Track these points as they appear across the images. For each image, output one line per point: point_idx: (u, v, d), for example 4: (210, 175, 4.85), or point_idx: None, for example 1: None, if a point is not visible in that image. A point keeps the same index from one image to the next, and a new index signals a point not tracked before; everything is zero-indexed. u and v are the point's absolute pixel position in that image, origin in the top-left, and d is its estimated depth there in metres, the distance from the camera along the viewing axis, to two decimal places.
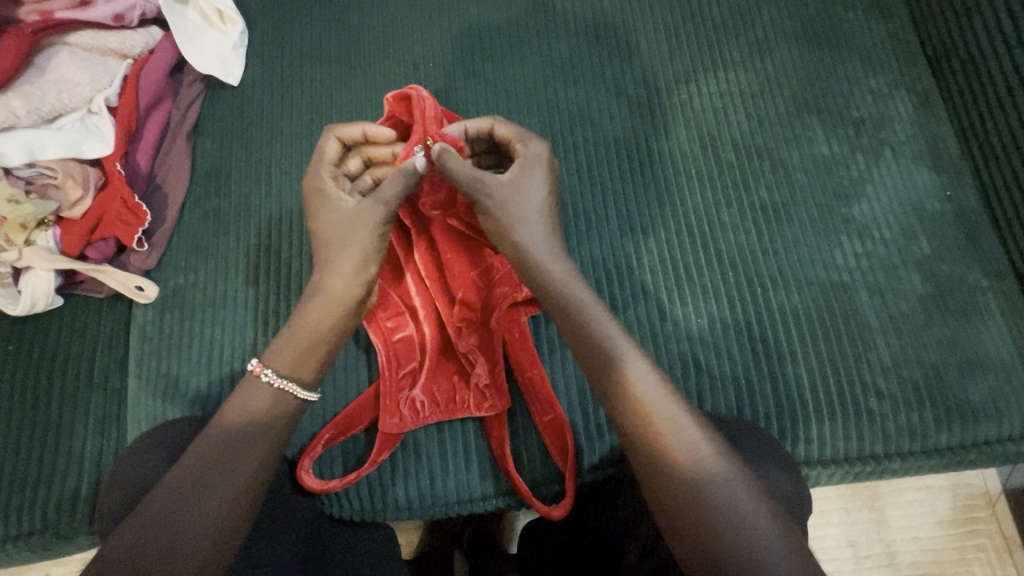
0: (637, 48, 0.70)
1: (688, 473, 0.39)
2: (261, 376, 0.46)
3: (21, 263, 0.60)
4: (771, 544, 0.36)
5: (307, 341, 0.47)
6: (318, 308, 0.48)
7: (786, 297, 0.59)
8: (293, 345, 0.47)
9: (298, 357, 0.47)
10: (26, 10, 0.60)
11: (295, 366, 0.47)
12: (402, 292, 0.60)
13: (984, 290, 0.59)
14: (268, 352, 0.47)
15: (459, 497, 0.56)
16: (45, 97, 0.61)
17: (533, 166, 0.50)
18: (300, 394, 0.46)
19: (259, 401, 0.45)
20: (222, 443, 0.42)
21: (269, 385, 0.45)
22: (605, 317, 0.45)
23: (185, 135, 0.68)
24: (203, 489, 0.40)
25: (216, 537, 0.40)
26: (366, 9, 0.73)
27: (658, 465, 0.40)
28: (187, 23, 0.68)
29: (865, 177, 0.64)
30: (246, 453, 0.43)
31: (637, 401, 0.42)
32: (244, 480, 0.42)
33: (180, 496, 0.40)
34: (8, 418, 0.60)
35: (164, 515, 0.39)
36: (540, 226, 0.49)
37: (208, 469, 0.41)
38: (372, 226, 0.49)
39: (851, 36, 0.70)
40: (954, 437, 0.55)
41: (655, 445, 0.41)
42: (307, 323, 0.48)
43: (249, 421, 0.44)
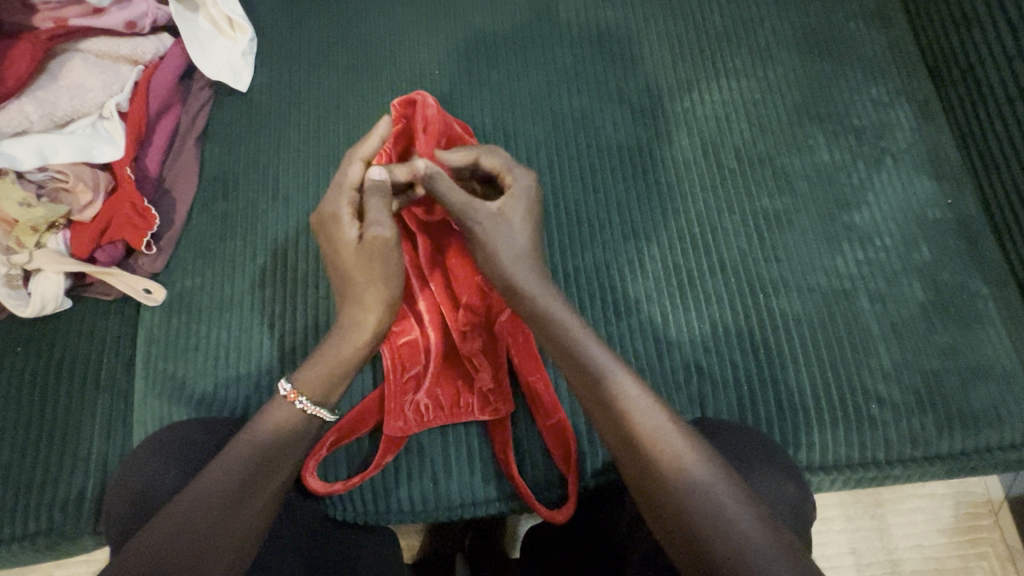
0: (640, 57, 0.71)
1: (677, 476, 0.40)
2: (294, 403, 0.46)
3: (31, 266, 0.60)
4: (758, 546, 0.36)
5: (334, 370, 0.48)
6: (350, 337, 0.49)
7: (788, 303, 0.60)
8: (324, 369, 0.48)
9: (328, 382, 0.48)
10: (41, 16, 0.61)
11: (327, 392, 0.48)
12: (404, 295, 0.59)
13: (985, 297, 0.60)
14: (297, 375, 0.47)
15: (462, 500, 0.56)
16: (58, 102, 0.61)
17: (519, 189, 0.51)
18: (324, 416, 0.48)
19: (286, 418, 0.46)
20: (251, 454, 0.44)
21: (302, 412, 0.46)
22: (580, 330, 0.46)
23: (194, 140, 0.69)
24: (234, 499, 0.41)
25: (244, 543, 0.41)
26: (373, 17, 0.74)
27: (644, 474, 0.41)
28: (197, 29, 0.69)
29: (867, 184, 0.65)
30: (274, 465, 0.44)
31: (618, 413, 0.43)
32: (270, 493, 0.43)
33: (211, 503, 0.41)
34: (16, 417, 0.60)
35: (194, 522, 0.39)
36: (527, 240, 0.50)
37: (238, 479, 0.42)
38: (392, 256, 0.50)
39: (852, 46, 0.71)
40: (956, 444, 0.55)
41: (639, 455, 0.41)
42: (334, 352, 0.48)
43: (276, 437, 0.45)
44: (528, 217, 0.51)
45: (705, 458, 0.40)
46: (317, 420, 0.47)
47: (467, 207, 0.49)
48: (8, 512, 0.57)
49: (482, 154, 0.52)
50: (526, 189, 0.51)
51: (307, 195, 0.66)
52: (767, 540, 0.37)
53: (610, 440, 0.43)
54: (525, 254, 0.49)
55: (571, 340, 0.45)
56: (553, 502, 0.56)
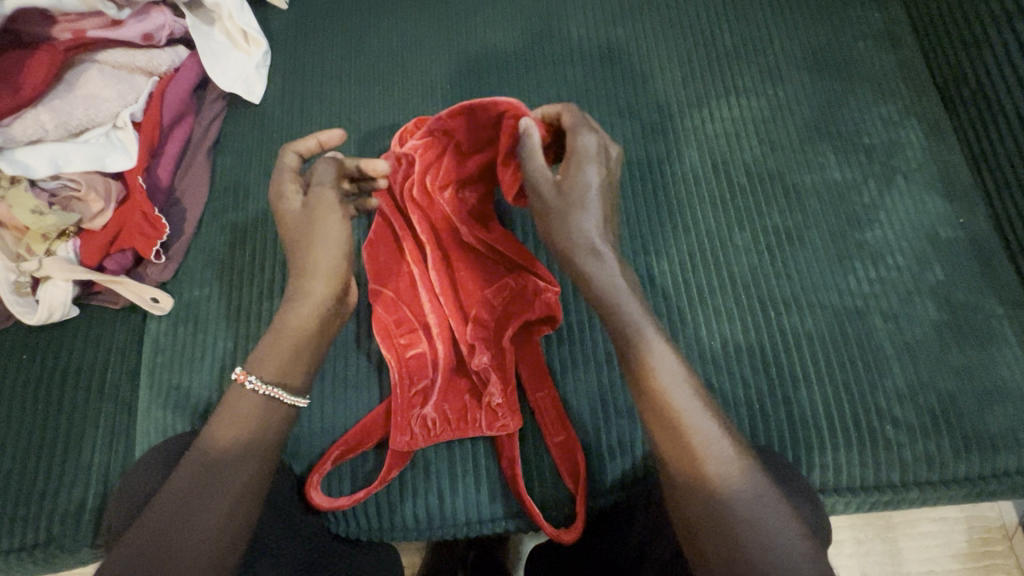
0: (650, 74, 0.71)
1: (715, 473, 0.39)
2: (245, 384, 0.46)
3: (40, 273, 0.61)
4: (792, 559, 0.37)
5: (292, 344, 0.48)
6: (299, 309, 0.48)
7: (799, 321, 0.59)
8: (279, 349, 0.47)
9: (285, 363, 0.47)
10: (60, 27, 0.60)
11: (283, 372, 0.47)
12: (413, 307, 0.59)
13: (1000, 318, 0.59)
14: (252, 360, 0.47)
15: (467, 518, 0.55)
16: (74, 112, 0.62)
17: (586, 158, 0.50)
18: (286, 398, 0.47)
19: (249, 407, 0.45)
20: (217, 450, 0.43)
21: (256, 393, 0.46)
22: (638, 313, 0.45)
23: (206, 151, 0.69)
24: (200, 497, 0.41)
25: (218, 540, 0.40)
26: (386, 31, 0.75)
27: (686, 473, 0.40)
28: (212, 42, 0.70)
29: (878, 202, 0.64)
30: (240, 459, 0.43)
31: (668, 406, 0.42)
32: (236, 488, 0.42)
33: (179, 505, 0.40)
34: (18, 426, 0.60)
35: (164, 525, 0.40)
36: (593, 214, 0.48)
37: (204, 477, 0.42)
38: (326, 222, 0.50)
39: (861, 66, 0.71)
40: (973, 467, 0.54)
41: (686, 453, 0.40)
42: (288, 328, 0.48)
43: (242, 430, 0.44)
44: (597, 189, 0.49)
45: (741, 454, 0.40)
46: (283, 404, 0.47)
47: (542, 170, 0.50)
48: (6, 523, 0.57)
49: (562, 112, 0.53)
50: (592, 155, 0.50)
51: None
52: (802, 554, 0.37)
53: (651, 423, 0.42)
54: (592, 229, 0.48)
55: (630, 323, 0.44)
56: (560, 522, 0.55)
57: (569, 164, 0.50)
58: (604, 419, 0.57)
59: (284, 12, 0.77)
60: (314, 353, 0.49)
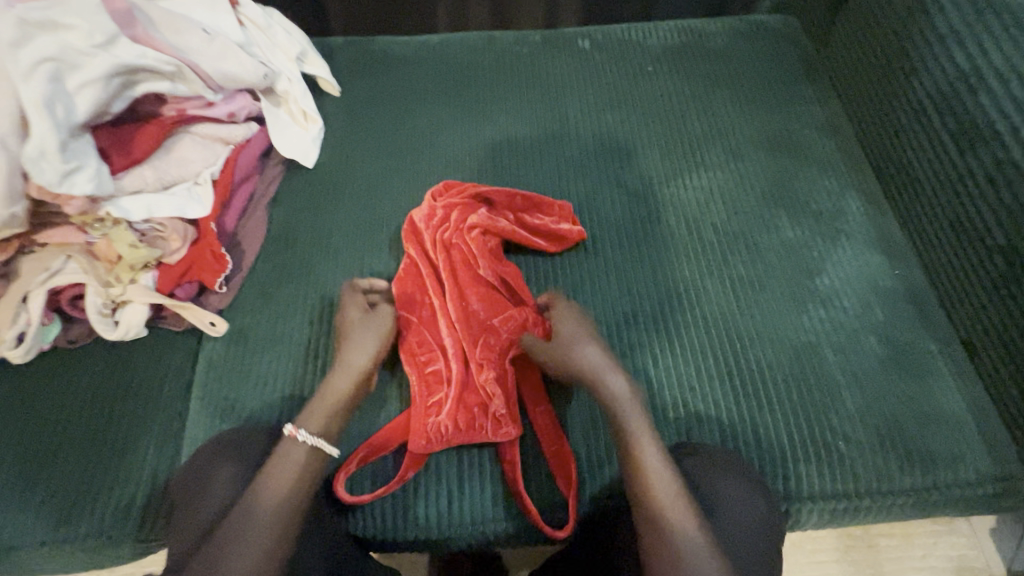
0: (634, 152, 0.87)
1: (668, 509, 0.51)
2: (294, 436, 0.57)
3: (122, 298, 0.72)
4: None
5: (331, 408, 0.60)
6: (339, 387, 0.62)
7: (762, 352, 0.69)
8: (319, 412, 0.60)
9: (324, 422, 0.59)
10: (169, 107, 0.75)
11: (320, 425, 0.59)
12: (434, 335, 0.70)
13: (935, 353, 0.68)
14: (299, 419, 0.59)
15: (472, 518, 0.62)
16: (168, 169, 0.75)
17: None
18: (325, 449, 0.58)
19: (296, 448, 0.57)
20: (268, 481, 0.54)
21: (302, 442, 0.57)
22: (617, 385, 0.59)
23: (264, 205, 0.84)
24: (254, 516, 0.51)
25: (268, 551, 0.49)
26: (419, 115, 0.93)
27: (648, 505, 0.52)
28: (278, 119, 0.86)
29: (827, 256, 0.76)
30: (284, 487, 0.53)
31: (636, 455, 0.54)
32: (283, 507, 0.52)
33: (236, 525, 0.50)
34: (82, 428, 0.69)
35: (223, 541, 0.49)
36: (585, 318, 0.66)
37: (257, 499, 0.52)
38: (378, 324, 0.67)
39: (808, 148, 0.86)
40: (919, 480, 0.61)
41: (648, 491, 0.52)
42: (328, 396, 0.61)
43: (290, 466, 0.55)
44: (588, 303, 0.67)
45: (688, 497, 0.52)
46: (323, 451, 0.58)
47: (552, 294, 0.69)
48: (63, 514, 0.64)
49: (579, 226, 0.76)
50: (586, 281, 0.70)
51: (356, 252, 0.80)
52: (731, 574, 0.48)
53: (624, 468, 0.55)
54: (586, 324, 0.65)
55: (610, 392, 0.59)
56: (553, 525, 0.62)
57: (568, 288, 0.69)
58: (593, 431, 0.65)
59: (337, 99, 0.95)
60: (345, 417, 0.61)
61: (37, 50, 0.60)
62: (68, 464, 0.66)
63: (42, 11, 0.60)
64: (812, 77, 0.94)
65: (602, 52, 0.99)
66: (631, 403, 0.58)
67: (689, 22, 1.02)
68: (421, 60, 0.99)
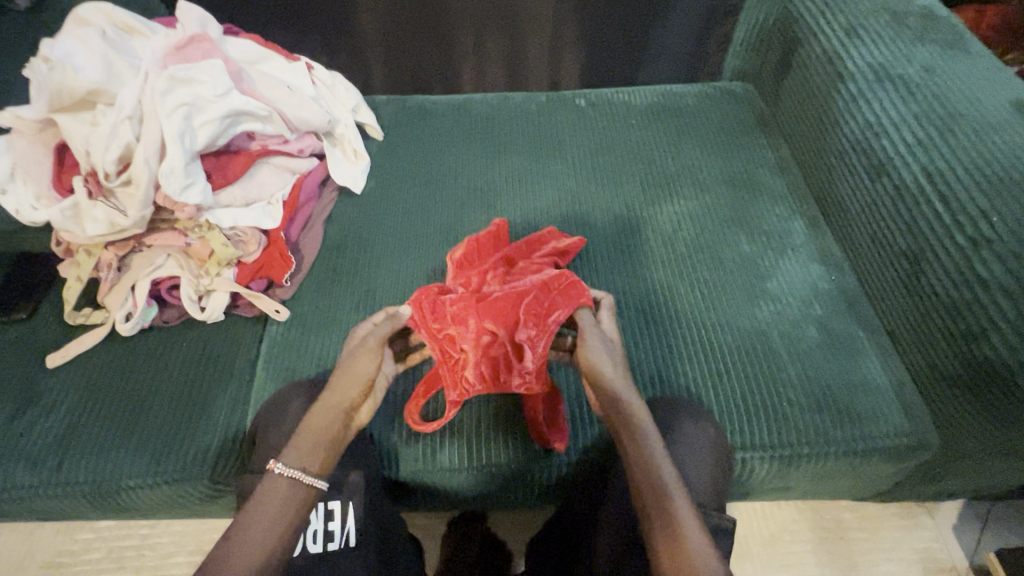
0: (621, 185, 1.08)
1: (676, 512, 0.53)
2: (274, 468, 0.55)
3: (210, 287, 0.90)
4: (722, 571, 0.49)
5: (312, 439, 0.58)
6: (323, 417, 0.60)
7: (721, 336, 0.86)
8: (304, 443, 0.58)
9: (308, 453, 0.57)
10: (255, 143, 0.96)
11: (304, 459, 0.57)
12: (455, 304, 0.71)
13: (863, 339, 0.85)
14: (283, 452, 0.58)
15: (486, 462, 0.78)
16: (251, 189, 0.94)
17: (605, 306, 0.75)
18: (307, 477, 0.55)
19: (292, 457, 0.57)
20: (265, 490, 0.54)
21: (281, 474, 0.55)
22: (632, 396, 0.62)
23: (320, 221, 1.04)
24: (248, 520, 0.52)
25: (262, 553, 0.49)
26: (447, 156, 1.14)
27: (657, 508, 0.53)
28: (334, 155, 1.07)
29: (777, 265, 0.94)
30: (278, 493, 0.54)
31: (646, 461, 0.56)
32: (273, 513, 0.52)
33: (235, 528, 0.51)
34: (171, 389, 0.84)
35: (220, 546, 0.49)
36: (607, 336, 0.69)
37: (254, 506, 0.53)
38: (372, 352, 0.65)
39: (762, 183, 1.07)
40: (848, 434, 0.75)
41: (657, 493, 0.54)
42: (310, 426, 0.60)
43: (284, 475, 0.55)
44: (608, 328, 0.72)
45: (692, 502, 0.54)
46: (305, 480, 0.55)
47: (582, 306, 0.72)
48: (154, 454, 0.78)
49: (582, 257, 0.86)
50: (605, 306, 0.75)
51: (395, 258, 0.99)
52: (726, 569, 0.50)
53: (632, 473, 0.56)
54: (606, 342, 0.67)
55: (623, 402, 0.61)
56: (556, 467, 0.78)
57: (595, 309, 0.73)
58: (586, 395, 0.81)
59: (380, 141, 1.17)
60: (333, 449, 0.59)
61: (179, 98, 0.82)
62: (160, 415, 0.82)
63: (184, 70, 0.83)
64: (765, 130, 1.16)
65: (596, 109, 1.22)
66: (646, 417, 0.61)
67: (666, 87, 1.26)
68: (448, 113, 1.22)
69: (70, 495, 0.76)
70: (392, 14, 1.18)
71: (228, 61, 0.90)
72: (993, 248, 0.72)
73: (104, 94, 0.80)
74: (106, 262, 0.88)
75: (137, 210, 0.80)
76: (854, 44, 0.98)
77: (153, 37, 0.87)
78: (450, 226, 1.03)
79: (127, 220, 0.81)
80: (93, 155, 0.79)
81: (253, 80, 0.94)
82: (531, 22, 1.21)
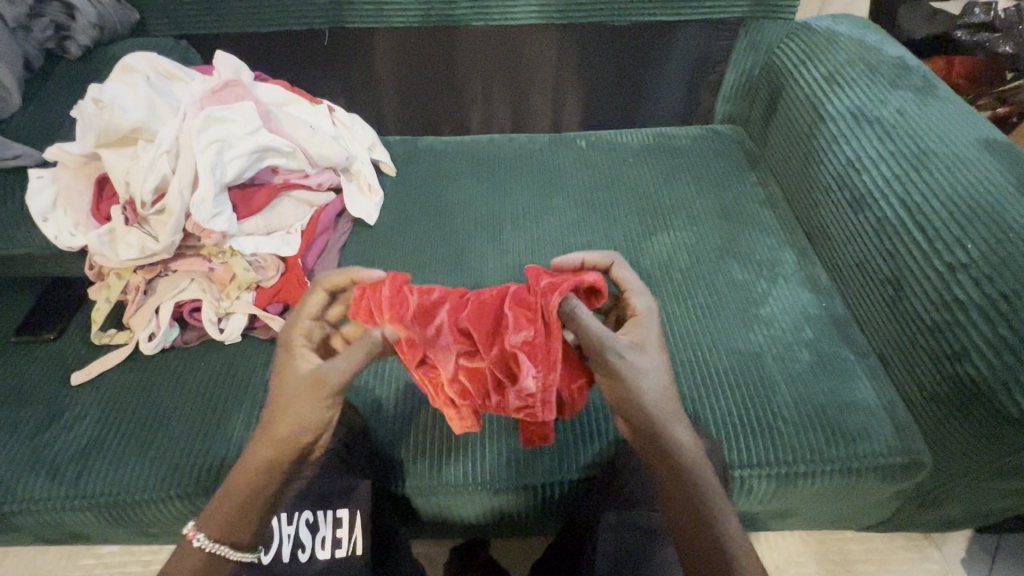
0: (618, 218, 1.14)
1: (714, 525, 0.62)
2: (193, 539, 0.64)
3: (229, 309, 0.95)
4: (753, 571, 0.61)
5: (229, 510, 0.64)
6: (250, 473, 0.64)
7: (716, 358, 0.89)
8: (221, 516, 0.64)
9: (224, 527, 0.64)
10: (278, 177, 1.03)
11: (221, 534, 0.64)
12: (432, 324, 0.67)
13: (853, 361, 0.88)
14: (203, 520, 0.65)
15: (488, 480, 0.79)
16: (272, 219, 1.00)
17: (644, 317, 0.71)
18: (229, 553, 0.65)
19: (212, 529, 0.64)
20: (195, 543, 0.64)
21: (201, 548, 0.64)
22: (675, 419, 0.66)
23: (334, 251, 1.09)
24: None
25: None
26: (455, 190, 1.22)
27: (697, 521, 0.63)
28: (350, 190, 1.14)
29: (769, 292, 0.99)
30: (202, 556, 0.64)
31: (687, 479, 0.64)
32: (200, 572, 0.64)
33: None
34: (186, 405, 0.87)
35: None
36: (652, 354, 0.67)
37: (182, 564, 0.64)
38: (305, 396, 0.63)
39: (752, 216, 1.13)
40: (842, 452, 0.78)
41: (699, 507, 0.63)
42: (232, 488, 0.65)
43: (209, 542, 0.64)
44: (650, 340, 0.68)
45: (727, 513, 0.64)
46: (223, 555, 0.65)
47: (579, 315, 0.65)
48: (167, 468, 0.81)
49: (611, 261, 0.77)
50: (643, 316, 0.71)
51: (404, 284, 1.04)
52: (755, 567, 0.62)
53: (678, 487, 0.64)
54: (642, 362, 0.65)
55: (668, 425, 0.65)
56: (559, 483, 0.79)
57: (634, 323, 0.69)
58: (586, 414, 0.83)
59: (393, 177, 1.24)
60: (247, 520, 0.65)
61: (212, 135, 0.90)
62: (175, 431, 0.84)
63: (219, 110, 0.91)
64: (755, 168, 1.24)
65: (595, 149, 1.30)
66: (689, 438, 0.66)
67: (661, 130, 1.35)
68: (457, 153, 1.31)
69: (86, 506, 0.79)
70: (408, 64, 1.29)
71: (258, 103, 0.99)
72: (969, 271, 0.76)
73: (146, 131, 0.88)
74: (134, 285, 0.94)
75: (168, 235, 0.86)
76: (832, 90, 1.06)
77: (193, 82, 0.97)
78: (458, 255, 1.09)
79: (158, 245, 0.87)
80: (132, 185, 0.86)
81: (279, 121, 1.03)
82: (535, 72, 1.32)
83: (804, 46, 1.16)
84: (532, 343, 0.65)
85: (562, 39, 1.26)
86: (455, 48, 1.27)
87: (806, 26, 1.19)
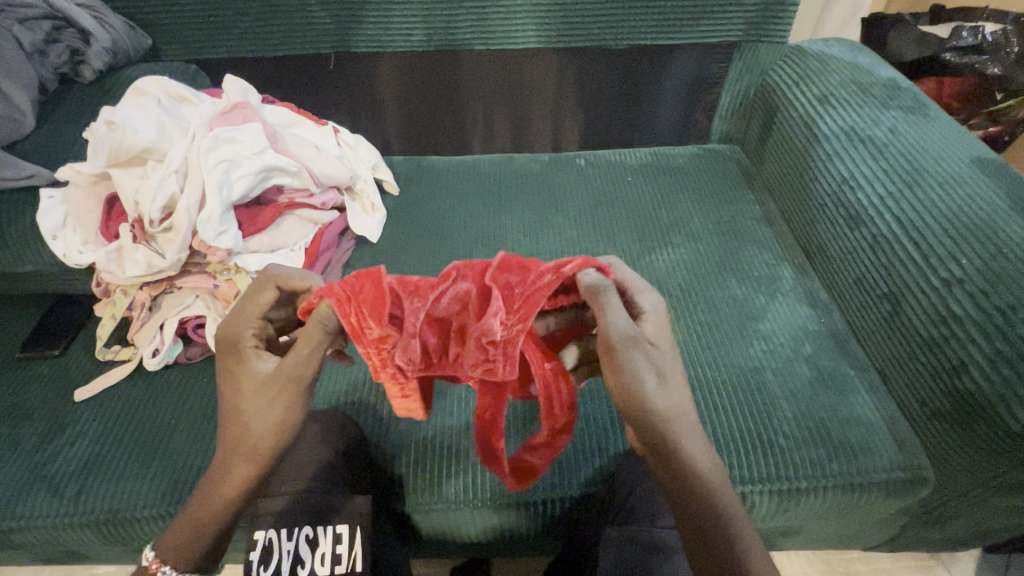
0: (617, 235, 1.15)
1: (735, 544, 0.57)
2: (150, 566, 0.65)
3: None
4: None
5: (184, 529, 0.64)
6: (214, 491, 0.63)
7: (717, 373, 0.89)
8: (177, 534, 0.65)
9: (179, 545, 0.65)
10: (284, 196, 1.05)
11: (171, 554, 0.65)
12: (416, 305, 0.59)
13: (853, 376, 0.88)
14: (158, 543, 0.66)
15: (490, 497, 0.79)
16: (278, 238, 1.02)
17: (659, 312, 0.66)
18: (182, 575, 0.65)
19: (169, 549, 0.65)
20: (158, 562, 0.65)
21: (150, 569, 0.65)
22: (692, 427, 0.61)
23: (337, 268, 1.11)
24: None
25: None
26: (457, 208, 1.24)
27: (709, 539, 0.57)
28: (353, 208, 1.16)
29: (767, 307, 0.99)
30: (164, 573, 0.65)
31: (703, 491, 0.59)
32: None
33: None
34: (189, 421, 0.88)
35: None
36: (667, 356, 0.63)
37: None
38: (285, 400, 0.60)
39: (750, 233, 1.14)
40: (844, 467, 0.77)
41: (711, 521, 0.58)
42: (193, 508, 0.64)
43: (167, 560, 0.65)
44: (663, 337, 0.64)
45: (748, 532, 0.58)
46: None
47: (606, 306, 0.60)
48: (168, 484, 0.80)
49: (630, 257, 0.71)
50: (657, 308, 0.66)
51: None
52: None
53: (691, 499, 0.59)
54: (659, 363, 0.61)
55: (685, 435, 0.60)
56: (561, 500, 0.79)
57: (654, 322, 0.64)
58: (587, 430, 0.84)
59: (396, 196, 1.26)
60: (197, 540, 0.64)
61: (221, 155, 0.92)
62: (177, 447, 0.84)
63: (227, 131, 0.94)
64: (752, 186, 1.25)
65: (595, 168, 1.32)
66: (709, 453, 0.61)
67: (660, 149, 1.37)
68: (459, 172, 1.33)
69: (84, 523, 0.79)
70: (411, 87, 1.33)
71: (266, 124, 1.01)
72: (964, 287, 0.77)
73: (156, 151, 0.90)
74: (139, 302, 0.95)
75: (174, 252, 0.88)
76: (826, 110, 1.09)
77: (202, 104, 0.99)
78: None
79: (165, 262, 0.89)
80: (141, 204, 0.87)
81: (286, 141, 1.05)
82: (535, 93, 1.35)
83: (797, 69, 1.19)
84: (511, 291, 0.60)
85: (561, 62, 1.29)
86: (457, 71, 1.30)
87: (799, 50, 1.23)
